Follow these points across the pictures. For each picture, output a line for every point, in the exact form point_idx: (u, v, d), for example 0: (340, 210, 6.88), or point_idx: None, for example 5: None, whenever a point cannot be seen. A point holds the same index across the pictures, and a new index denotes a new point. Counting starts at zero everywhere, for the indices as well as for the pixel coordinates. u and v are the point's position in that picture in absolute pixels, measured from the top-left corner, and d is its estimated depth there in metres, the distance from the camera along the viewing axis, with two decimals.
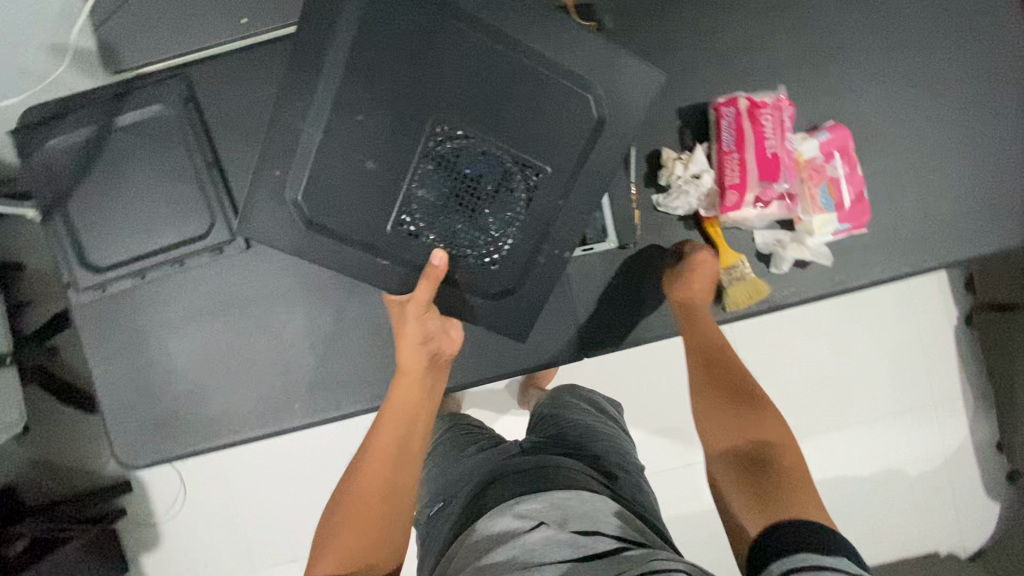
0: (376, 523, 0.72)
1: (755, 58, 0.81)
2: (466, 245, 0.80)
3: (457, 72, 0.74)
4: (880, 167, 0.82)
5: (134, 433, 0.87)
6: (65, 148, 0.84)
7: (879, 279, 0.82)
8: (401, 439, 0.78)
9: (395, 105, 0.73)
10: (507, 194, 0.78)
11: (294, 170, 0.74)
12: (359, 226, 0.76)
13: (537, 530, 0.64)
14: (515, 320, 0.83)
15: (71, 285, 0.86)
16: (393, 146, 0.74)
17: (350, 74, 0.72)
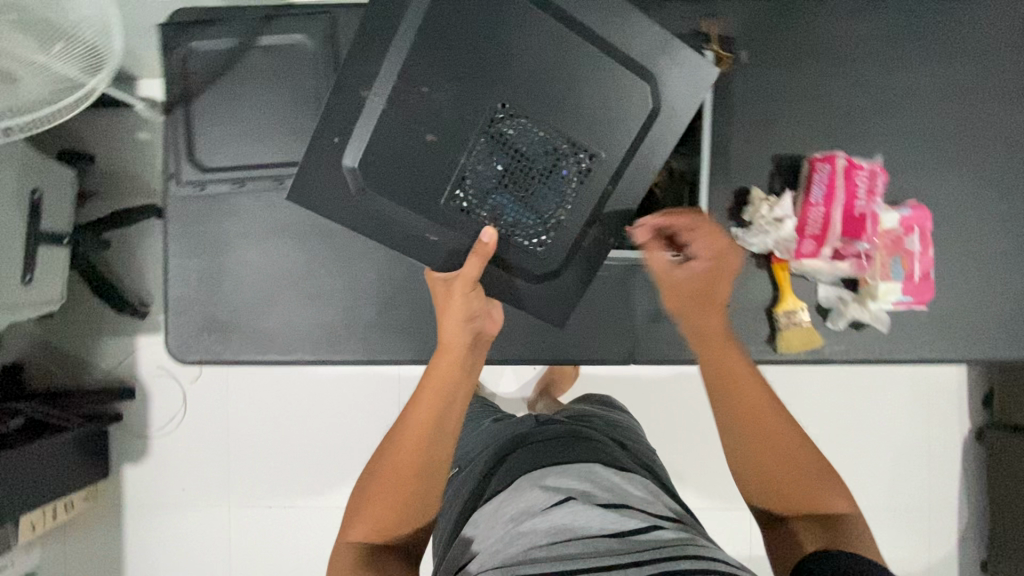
0: (409, 494, 0.76)
1: (859, 125, 0.85)
2: (515, 226, 0.82)
3: (519, 53, 0.77)
4: (949, 255, 0.87)
5: (192, 329, 0.90)
6: (206, 53, 0.90)
7: (923, 357, 0.86)
8: (436, 415, 0.81)
9: (456, 74, 0.76)
10: (560, 175, 0.81)
11: (354, 135, 0.77)
12: (414, 198, 0.78)
13: (566, 504, 0.66)
14: (559, 303, 0.87)
15: (173, 177, 0.90)
16: (453, 118, 0.77)
17: (418, 43, 0.75)
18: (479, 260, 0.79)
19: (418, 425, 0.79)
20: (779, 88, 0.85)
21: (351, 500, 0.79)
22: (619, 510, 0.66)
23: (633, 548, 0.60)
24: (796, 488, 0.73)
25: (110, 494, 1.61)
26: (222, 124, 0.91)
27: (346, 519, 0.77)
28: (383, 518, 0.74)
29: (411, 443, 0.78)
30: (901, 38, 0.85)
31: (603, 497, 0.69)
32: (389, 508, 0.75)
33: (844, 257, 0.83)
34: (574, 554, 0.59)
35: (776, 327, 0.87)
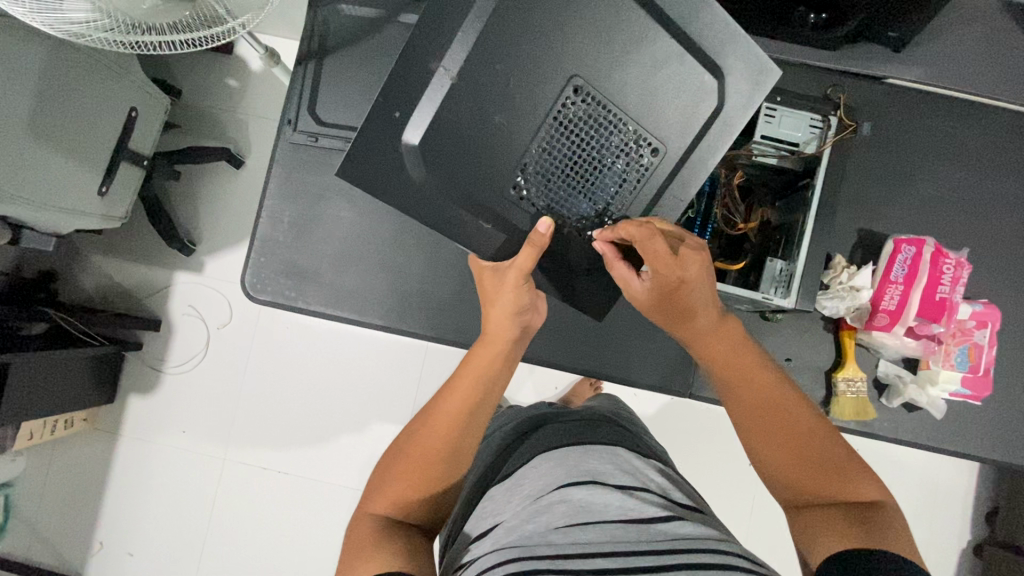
0: (430, 474, 0.74)
1: (941, 218, 0.91)
2: (570, 216, 0.83)
3: (597, 44, 0.75)
4: (1006, 358, 0.90)
5: (271, 268, 0.92)
6: (349, 17, 0.94)
7: (964, 451, 0.89)
8: (470, 402, 0.77)
9: (529, 53, 0.75)
10: (620, 167, 0.81)
11: (419, 107, 0.75)
12: (475, 179, 0.78)
13: (586, 487, 0.66)
14: (604, 298, 0.89)
15: (290, 124, 0.94)
16: (520, 100, 0.76)
17: (495, 16, 0.73)
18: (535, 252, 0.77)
19: (448, 411, 0.76)
20: (875, 169, 0.90)
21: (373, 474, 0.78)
22: (638, 496, 0.66)
23: (653, 536, 0.59)
24: (820, 477, 0.64)
25: (108, 420, 1.59)
26: (349, 86, 0.95)
27: (367, 493, 0.75)
28: (403, 496, 0.73)
29: (440, 427, 0.75)
30: (995, 148, 0.91)
31: (620, 483, 0.68)
32: (410, 487, 0.73)
33: (916, 336, 0.86)
34: (594, 539, 0.59)
35: (833, 391, 0.89)
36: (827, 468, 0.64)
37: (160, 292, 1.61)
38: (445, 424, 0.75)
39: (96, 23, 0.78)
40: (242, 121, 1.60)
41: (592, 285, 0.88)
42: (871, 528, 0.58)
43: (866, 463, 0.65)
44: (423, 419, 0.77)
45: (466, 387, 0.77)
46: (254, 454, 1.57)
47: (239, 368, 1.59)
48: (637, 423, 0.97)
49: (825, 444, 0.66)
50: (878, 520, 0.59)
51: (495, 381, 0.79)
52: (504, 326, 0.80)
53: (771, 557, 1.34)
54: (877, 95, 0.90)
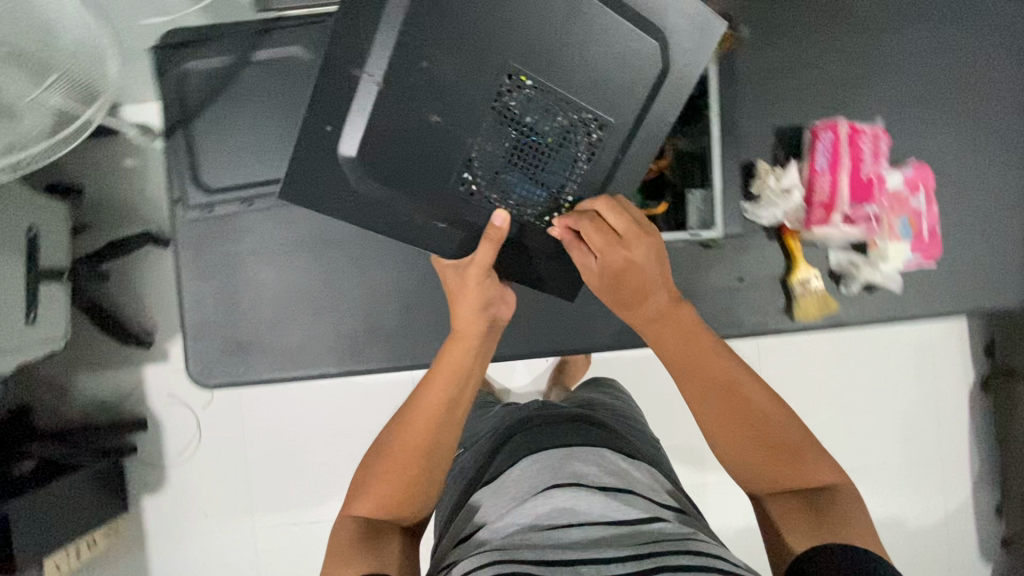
0: (413, 475, 0.76)
1: (852, 92, 0.88)
2: (523, 204, 0.82)
3: (527, 16, 0.71)
4: (950, 210, 0.89)
5: (211, 351, 0.90)
6: (202, 72, 0.89)
7: (931, 314, 0.89)
8: (448, 402, 0.79)
9: (460, 47, 0.71)
10: (570, 149, 0.79)
11: (350, 122, 0.73)
12: (421, 184, 0.76)
13: (569, 490, 0.66)
14: (568, 280, 0.90)
15: (180, 202, 0.89)
16: (457, 97, 0.73)
17: (415, 14, 0.69)
18: (493, 247, 0.77)
19: (425, 412, 0.78)
20: (774, 63, 0.87)
21: (356, 476, 0.80)
22: (621, 496, 0.67)
23: (635, 539, 0.61)
24: (781, 465, 0.68)
25: (130, 527, 1.59)
26: (226, 143, 0.90)
27: (350, 494, 0.77)
28: (385, 496, 0.75)
29: (419, 427, 0.77)
30: (887, 3, 0.87)
31: (599, 481, 0.69)
32: (394, 488, 0.75)
33: (855, 221, 0.86)
34: (575, 542, 0.61)
35: (791, 296, 0.88)
36: (783, 455, 0.68)
37: (135, 392, 1.59)
38: (423, 423, 0.77)
39: None
40: (153, 199, 1.54)
41: (549, 265, 0.88)
42: (830, 517, 0.62)
43: (820, 447, 0.69)
44: (402, 420, 0.79)
45: (441, 388, 0.78)
46: (281, 516, 1.58)
47: (238, 440, 1.58)
48: (610, 403, 1.00)
49: (784, 429, 0.69)
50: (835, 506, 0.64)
51: (466, 382, 0.81)
52: (467, 324, 0.81)
53: None
54: None
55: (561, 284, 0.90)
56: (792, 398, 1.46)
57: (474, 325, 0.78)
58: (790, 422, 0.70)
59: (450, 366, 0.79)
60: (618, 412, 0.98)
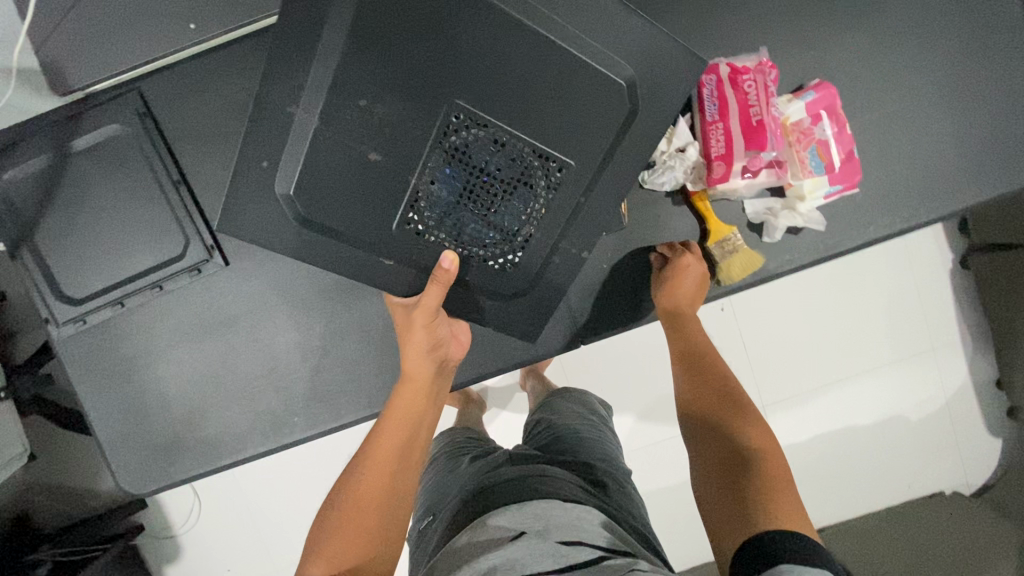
0: (370, 527, 0.69)
1: (732, 18, 0.77)
2: (473, 242, 0.77)
3: (470, 51, 0.68)
4: (868, 122, 0.79)
5: (134, 461, 0.86)
6: (24, 178, 0.81)
7: (870, 241, 0.81)
8: (403, 445, 0.76)
9: (402, 87, 0.68)
10: (525, 188, 0.75)
11: (287, 163, 0.71)
12: (361, 225, 0.73)
13: (518, 539, 0.56)
14: (526, 320, 0.83)
15: (50, 321, 0.83)
16: (400, 139, 0.70)
17: (355, 57, 0.67)
18: (441, 290, 0.72)
19: (384, 454, 0.74)
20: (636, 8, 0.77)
21: (310, 538, 0.72)
22: (586, 535, 0.57)
23: None
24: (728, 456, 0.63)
25: None
26: (75, 246, 0.82)
27: (303, 557, 0.69)
28: (343, 551, 0.67)
29: (376, 472, 0.73)
30: None
31: (564, 518, 0.59)
32: (349, 544, 0.68)
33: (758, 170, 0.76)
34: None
35: (713, 261, 0.81)
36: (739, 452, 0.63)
37: None
38: (382, 465, 0.73)
39: None
40: None
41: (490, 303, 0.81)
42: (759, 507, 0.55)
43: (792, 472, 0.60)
44: (360, 464, 0.74)
45: (396, 428, 0.76)
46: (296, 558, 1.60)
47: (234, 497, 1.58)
48: (577, 422, 0.88)
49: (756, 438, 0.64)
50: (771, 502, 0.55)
51: (420, 425, 0.79)
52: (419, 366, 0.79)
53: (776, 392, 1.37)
54: None
55: (501, 325, 0.83)
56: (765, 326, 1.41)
57: (426, 365, 0.76)
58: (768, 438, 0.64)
59: (404, 407, 0.77)
60: (585, 429, 0.86)
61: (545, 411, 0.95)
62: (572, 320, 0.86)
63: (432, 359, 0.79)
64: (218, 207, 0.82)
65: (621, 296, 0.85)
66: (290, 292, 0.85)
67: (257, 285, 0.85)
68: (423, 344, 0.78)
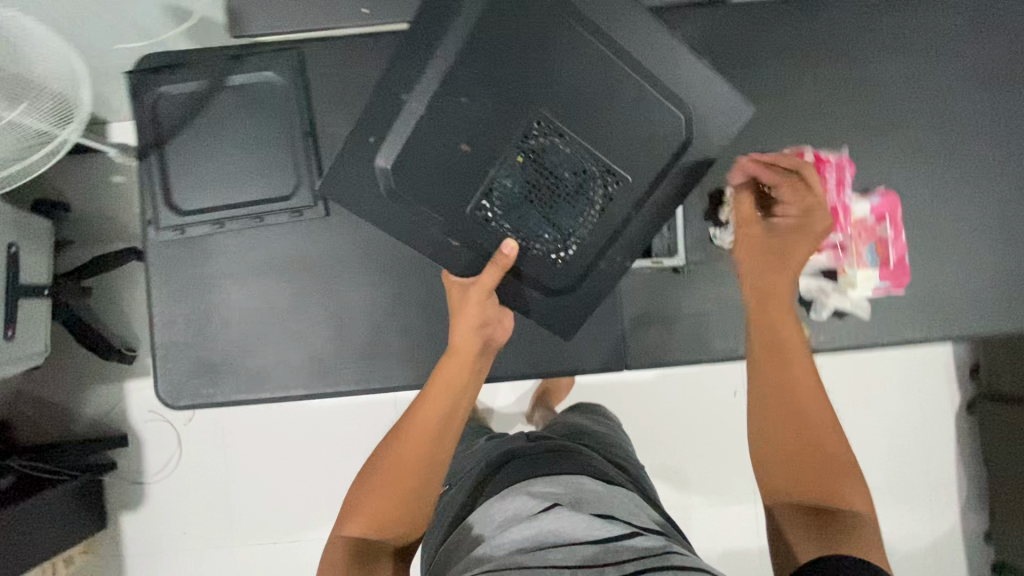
0: (403, 494, 0.74)
1: (819, 122, 0.89)
2: (531, 238, 0.85)
3: (556, 70, 0.80)
4: (920, 238, 0.89)
5: (181, 372, 0.90)
6: (176, 96, 0.90)
7: (902, 342, 0.88)
8: (441, 415, 0.79)
9: (497, 88, 0.80)
10: (584, 194, 0.84)
11: (389, 139, 0.81)
12: (441, 203, 0.82)
13: (554, 513, 0.64)
14: (566, 316, 0.90)
15: (152, 223, 0.90)
16: (488, 130, 0.80)
17: (464, 57, 0.79)
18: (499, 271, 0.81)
19: (420, 424, 0.77)
20: (742, 92, 0.89)
21: (348, 497, 0.78)
22: (610, 518, 0.65)
23: (614, 555, 0.59)
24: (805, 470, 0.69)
25: (109, 545, 1.57)
26: (198, 165, 0.90)
27: (342, 515, 0.76)
28: (378, 514, 0.73)
29: (412, 439, 0.77)
30: (855, 34, 0.89)
31: (592, 500, 0.68)
32: (383, 506, 0.74)
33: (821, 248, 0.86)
34: (561, 563, 0.57)
35: None
36: (813, 456, 0.69)
37: (115, 407, 1.59)
38: (416, 433, 0.77)
39: None
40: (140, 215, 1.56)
41: (537, 297, 0.89)
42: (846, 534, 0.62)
43: (859, 470, 0.69)
44: (398, 432, 0.78)
45: (436, 398, 0.79)
46: (260, 534, 1.57)
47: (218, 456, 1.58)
48: (592, 424, 0.99)
49: (827, 437, 0.70)
50: (854, 526, 0.63)
51: (462, 396, 0.81)
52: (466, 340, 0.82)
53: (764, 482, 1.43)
54: (718, 18, 0.89)
55: (540, 318, 0.90)
56: None
57: (473, 337, 0.79)
58: (835, 433, 0.70)
59: (445, 379, 0.80)
60: (600, 430, 0.96)
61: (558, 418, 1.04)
62: (620, 345, 0.93)
63: (479, 333, 0.82)
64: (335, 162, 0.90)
65: (669, 334, 0.93)
66: (373, 254, 0.91)
67: (345, 240, 0.91)
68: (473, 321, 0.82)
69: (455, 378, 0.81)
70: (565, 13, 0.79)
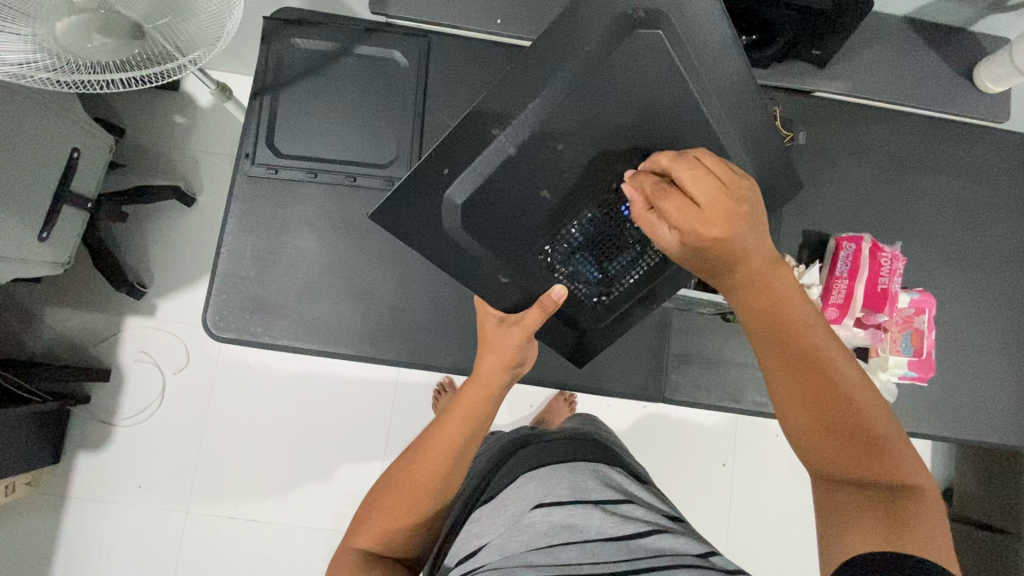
0: (412, 519, 0.72)
1: (875, 219, 0.99)
2: (581, 281, 0.86)
3: (657, 130, 0.77)
4: (945, 341, 0.98)
5: (233, 304, 0.90)
6: (304, 51, 0.95)
7: (915, 432, 0.95)
8: (459, 449, 0.74)
9: (594, 140, 0.77)
10: (641, 250, 0.83)
11: (463, 173, 0.79)
12: (504, 242, 0.82)
13: (566, 506, 0.69)
14: (589, 351, 0.93)
15: (248, 158, 0.92)
16: (570, 181, 0.79)
17: (568, 101, 0.76)
18: (543, 314, 0.78)
19: (435, 452, 0.73)
20: (813, 177, 0.98)
21: (361, 505, 0.77)
22: (618, 512, 0.70)
23: (633, 553, 0.64)
24: (842, 455, 0.54)
25: (54, 482, 1.47)
26: (307, 117, 0.94)
27: (354, 524, 0.75)
28: (385, 535, 0.72)
29: (425, 468, 0.73)
30: (916, 152, 1.00)
31: (595, 489, 0.73)
32: (392, 528, 0.72)
33: (864, 326, 0.93)
34: (572, 559, 0.63)
35: None
36: (865, 446, 0.54)
37: (106, 339, 1.53)
38: (432, 465, 0.73)
39: (37, 63, 0.75)
40: (192, 157, 1.57)
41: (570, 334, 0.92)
42: (906, 530, 0.49)
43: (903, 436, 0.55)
44: (412, 456, 0.75)
45: (455, 429, 0.74)
46: (219, 506, 1.50)
47: (200, 413, 1.53)
48: (596, 429, 1.05)
49: (876, 417, 0.55)
50: (915, 520, 0.50)
51: (480, 427, 0.76)
52: (493, 371, 0.78)
53: (738, 555, 1.46)
54: (804, 107, 0.99)
55: (566, 348, 0.92)
56: (762, 493, 1.49)
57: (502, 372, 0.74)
58: (881, 411, 0.55)
59: (467, 410, 0.75)
60: (605, 435, 1.02)
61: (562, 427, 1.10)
62: (659, 377, 0.97)
63: (510, 370, 0.79)
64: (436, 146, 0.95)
65: (703, 378, 0.98)
66: None
67: None
68: (506, 356, 0.78)
69: (474, 409, 0.76)
70: (682, 71, 0.76)
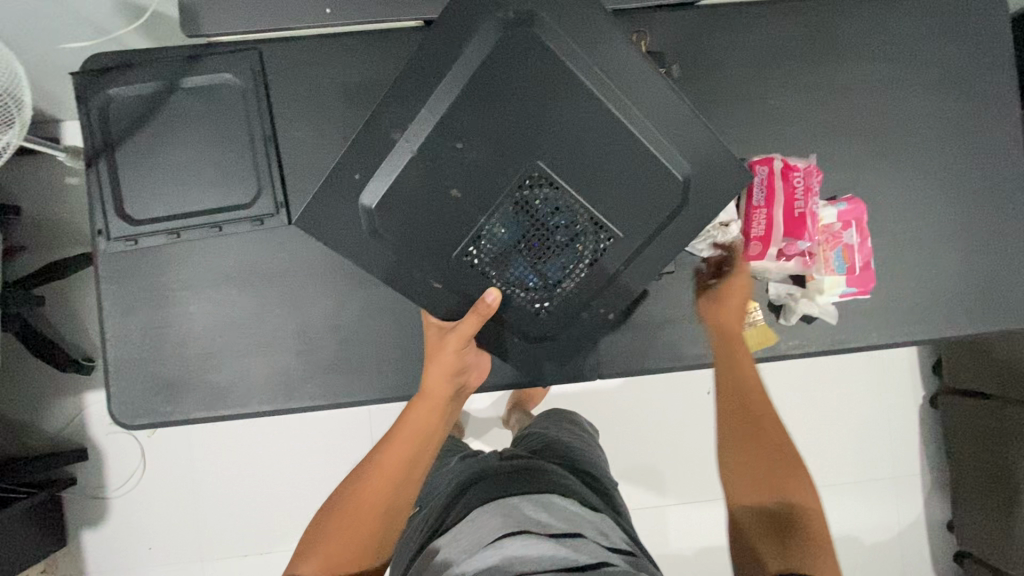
0: (366, 536, 0.71)
1: (789, 129, 0.90)
2: (517, 285, 0.80)
3: (555, 105, 0.72)
4: (885, 244, 0.91)
5: (136, 388, 0.86)
6: (127, 98, 0.85)
7: (870, 345, 0.91)
8: (411, 461, 0.76)
9: (494, 141, 0.73)
10: (573, 249, 0.78)
11: (376, 178, 0.74)
12: (423, 247, 0.77)
13: (517, 536, 0.67)
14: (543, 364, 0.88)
15: (102, 234, 0.85)
16: (481, 180, 0.74)
17: (462, 102, 0.72)
18: (479, 321, 0.77)
19: (387, 465, 0.75)
20: (713, 99, 0.89)
21: (307, 533, 0.74)
22: (572, 544, 0.67)
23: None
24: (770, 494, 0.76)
25: (68, 564, 1.51)
26: (151, 172, 0.86)
27: (298, 552, 0.71)
28: (335, 558, 0.69)
29: (376, 483, 0.73)
30: (823, 40, 0.89)
31: (551, 523, 0.70)
32: (344, 549, 0.69)
33: (790, 258, 0.85)
34: None
35: None
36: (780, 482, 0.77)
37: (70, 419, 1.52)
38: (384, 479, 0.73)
39: None
40: None
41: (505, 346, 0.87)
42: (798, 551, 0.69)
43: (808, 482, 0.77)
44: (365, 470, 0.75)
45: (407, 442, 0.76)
46: (230, 548, 1.53)
47: (185, 468, 1.53)
48: (566, 434, 1.04)
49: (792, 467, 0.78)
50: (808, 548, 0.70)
51: (433, 437, 0.79)
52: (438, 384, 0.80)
53: None
54: (687, 23, 0.88)
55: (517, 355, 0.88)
56: None
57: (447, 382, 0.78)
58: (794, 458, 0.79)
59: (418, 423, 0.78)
60: (575, 441, 1.01)
61: (535, 427, 1.10)
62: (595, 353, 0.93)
63: (453, 378, 0.81)
64: (297, 170, 0.87)
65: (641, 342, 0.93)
66: (338, 263, 0.88)
67: (306, 248, 0.88)
68: (448, 366, 0.80)
69: (425, 423, 0.79)
70: (570, 60, 0.71)
